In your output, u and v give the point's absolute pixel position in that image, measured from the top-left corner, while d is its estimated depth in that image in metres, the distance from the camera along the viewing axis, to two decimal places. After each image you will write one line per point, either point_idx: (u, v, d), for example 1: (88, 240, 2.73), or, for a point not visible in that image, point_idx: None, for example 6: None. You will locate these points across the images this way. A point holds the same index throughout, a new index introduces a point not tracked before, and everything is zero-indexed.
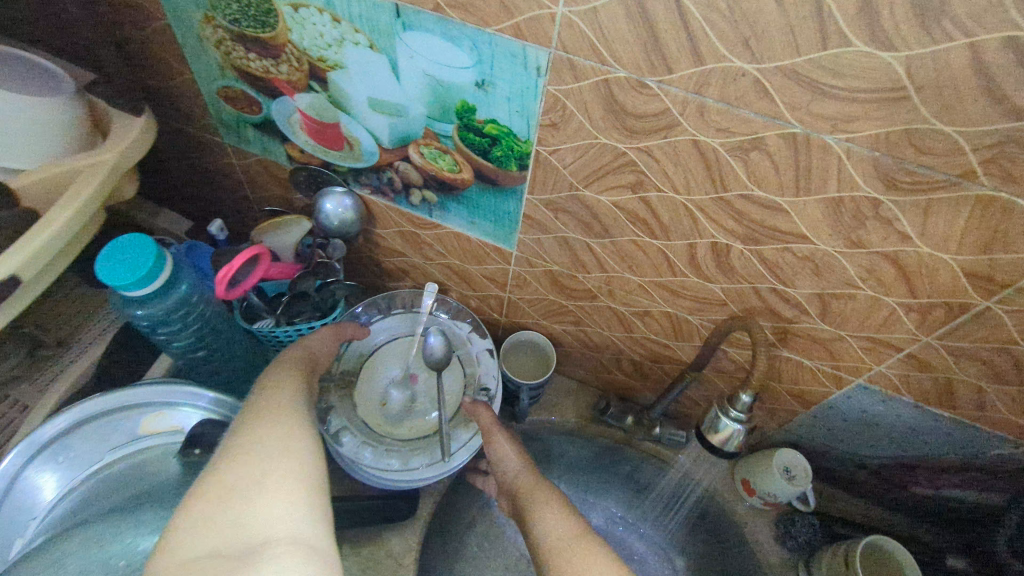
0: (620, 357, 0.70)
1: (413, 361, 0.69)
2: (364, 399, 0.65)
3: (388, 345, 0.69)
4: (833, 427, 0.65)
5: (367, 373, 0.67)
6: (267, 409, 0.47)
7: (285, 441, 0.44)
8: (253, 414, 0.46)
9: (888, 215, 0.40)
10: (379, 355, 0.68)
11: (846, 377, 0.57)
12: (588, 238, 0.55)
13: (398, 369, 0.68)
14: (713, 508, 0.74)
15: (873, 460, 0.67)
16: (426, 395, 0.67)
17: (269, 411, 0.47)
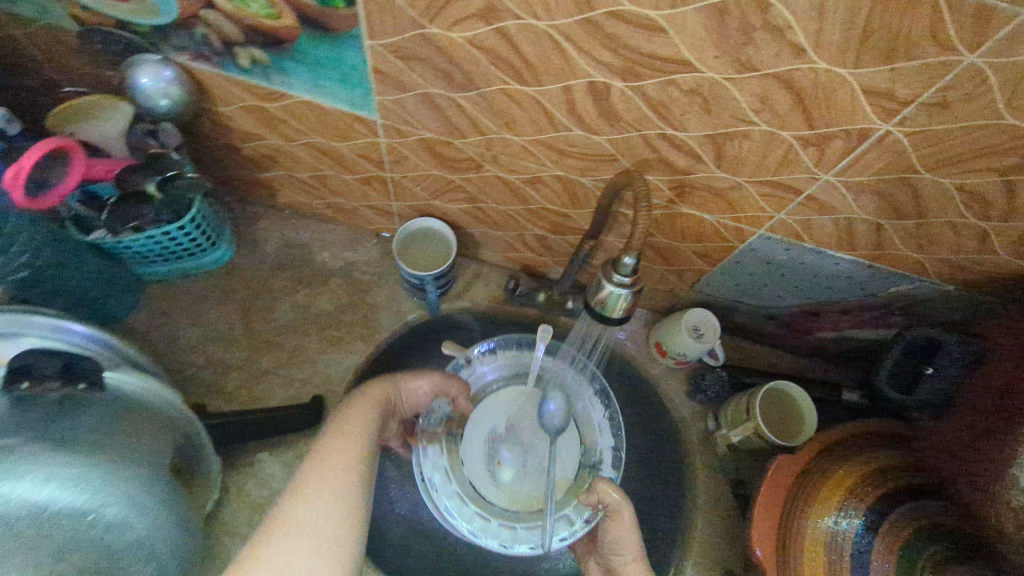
0: (523, 233, 0.65)
1: (522, 413, 0.65)
2: (474, 467, 0.62)
3: (489, 398, 0.65)
4: (742, 283, 0.63)
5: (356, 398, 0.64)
6: (334, 455, 0.46)
7: (344, 488, 0.44)
8: (323, 463, 0.45)
9: (775, 24, 0.33)
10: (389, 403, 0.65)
11: (748, 229, 0.53)
12: (451, 93, 0.46)
13: (502, 420, 0.64)
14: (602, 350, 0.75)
15: (781, 311, 0.66)
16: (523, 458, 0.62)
17: (320, 464, 0.45)
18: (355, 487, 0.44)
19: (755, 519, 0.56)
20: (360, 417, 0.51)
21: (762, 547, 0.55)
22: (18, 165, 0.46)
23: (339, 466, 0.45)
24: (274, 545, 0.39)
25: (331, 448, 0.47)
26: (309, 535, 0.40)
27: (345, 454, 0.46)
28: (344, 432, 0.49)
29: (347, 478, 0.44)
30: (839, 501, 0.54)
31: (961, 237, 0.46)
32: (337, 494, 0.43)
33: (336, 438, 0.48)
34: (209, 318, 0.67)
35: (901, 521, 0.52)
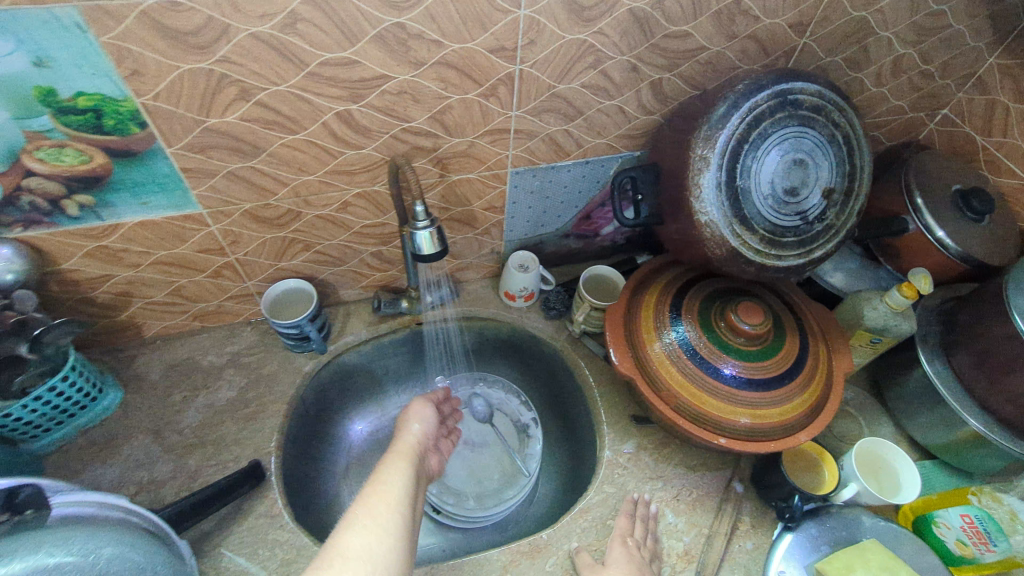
0: (362, 256, 0.80)
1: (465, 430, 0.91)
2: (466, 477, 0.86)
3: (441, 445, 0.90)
4: (531, 218, 0.84)
5: (331, 472, 0.86)
6: (390, 473, 0.63)
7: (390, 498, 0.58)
8: (379, 482, 0.61)
9: (414, 32, 0.55)
10: (362, 465, 0.89)
11: (502, 172, 0.74)
12: (247, 162, 0.62)
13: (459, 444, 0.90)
14: (461, 329, 0.93)
15: (569, 226, 0.88)
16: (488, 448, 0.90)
17: (387, 460, 0.67)
18: (404, 489, 0.60)
19: (609, 344, 0.75)
20: (392, 461, 0.66)
21: (621, 361, 0.73)
22: None
23: (394, 476, 0.63)
24: (372, 514, 0.56)
25: (384, 469, 0.64)
26: (380, 498, 0.58)
27: (394, 462, 0.66)
28: (392, 454, 0.68)
29: (395, 481, 0.62)
30: (656, 323, 0.74)
31: (611, 117, 0.72)
32: (397, 489, 0.60)
33: (393, 457, 0.67)
34: (122, 455, 0.71)
35: (692, 302, 0.74)
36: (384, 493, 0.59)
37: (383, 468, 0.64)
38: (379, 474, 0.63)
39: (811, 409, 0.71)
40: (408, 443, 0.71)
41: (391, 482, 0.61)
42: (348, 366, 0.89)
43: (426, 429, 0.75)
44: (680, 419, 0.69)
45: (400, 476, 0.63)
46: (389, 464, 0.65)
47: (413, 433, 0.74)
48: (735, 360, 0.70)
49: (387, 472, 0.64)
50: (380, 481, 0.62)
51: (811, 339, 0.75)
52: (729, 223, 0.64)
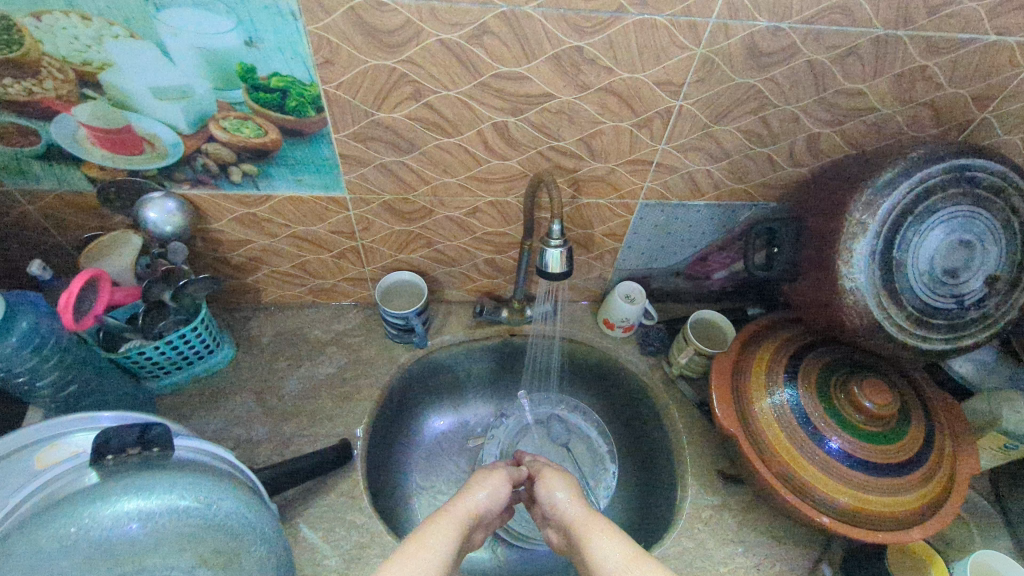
0: (475, 262, 0.82)
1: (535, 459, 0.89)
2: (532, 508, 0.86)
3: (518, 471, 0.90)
4: (646, 250, 0.83)
5: (406, 463, 0.87)
6: (437, 535, 0.57)
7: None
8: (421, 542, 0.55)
9: (590, 57, 0.55)
10: (434, 460, 0.90)
11: (632, 202, 0.74)
12: (400, 157, 0.64)
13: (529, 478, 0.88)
14: (554, 349, 0.92)
15: (682, 265, 0.86)
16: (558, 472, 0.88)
17: (441, 525, 0.58)
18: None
19: (711, 390, 0.74)
20: (443, 529, 0.58)
21: (723, 414, 0.71)
22: (66, 294, 0.57)
23: (441, 539, 0.56)
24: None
25: (432, 535, 0.56)
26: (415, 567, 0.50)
27: (449, 532, 0.58)
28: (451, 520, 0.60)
29: (441, 550, 0.54)
30: (766, 380, 0.71)
31: (758, 164, 0.70)
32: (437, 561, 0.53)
33: (450, 526, 0.59)
34: (226, 410, 0.74)
35: (810, 368, 0.71)
36: (423, 565, 0.51)
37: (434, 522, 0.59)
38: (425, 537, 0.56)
39: (928, 504, 0.65)
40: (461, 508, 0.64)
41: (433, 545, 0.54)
42: (441, 361, 0.90)
43: (490, 499, 0.68)
44: (777, 485, 0.66)
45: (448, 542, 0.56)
46: (437, 523, 0.59)
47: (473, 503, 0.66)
48: (849, 436, 0.66)
49: (435, 537, 0.56)
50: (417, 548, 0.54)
51: (937, 428, 0.69)
52: (876, 293, 0.60)
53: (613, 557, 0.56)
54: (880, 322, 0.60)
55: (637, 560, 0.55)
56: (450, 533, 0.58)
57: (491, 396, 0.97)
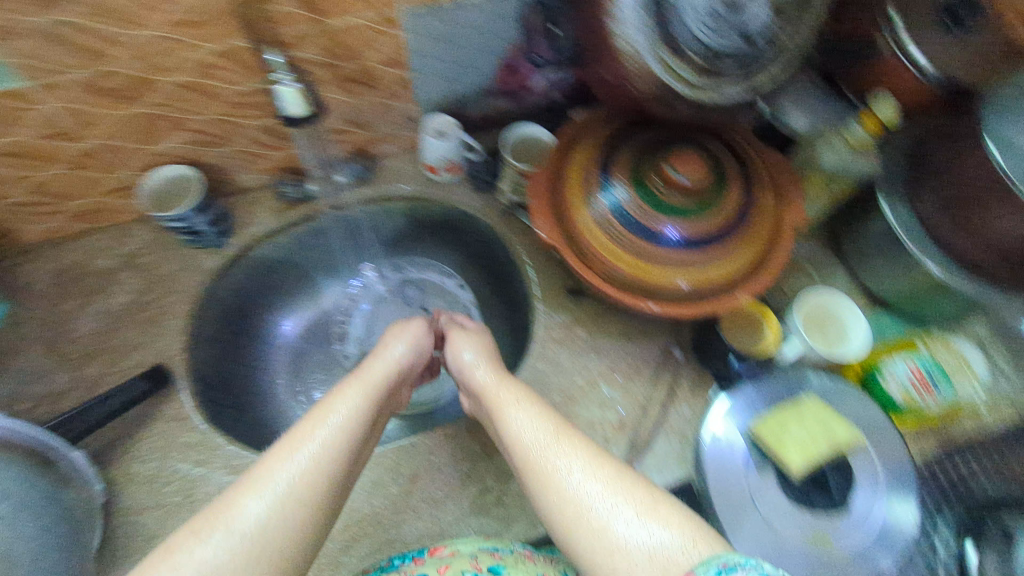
0: (248, 132, 0.70)
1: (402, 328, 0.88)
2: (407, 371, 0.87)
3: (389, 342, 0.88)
4: (441, 71, 0.72)
5: (263, 366, 0.81)
6: (342, 402, 0.53)
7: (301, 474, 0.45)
8: (325, 412, 0.51)
9: None
10: (293, 357, 0.85)
11: (390, 12, 0.61)
12: (50, 13, 0.50)
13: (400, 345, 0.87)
14: (389, 212, 0.84)
15: (491, 80, 0.76)
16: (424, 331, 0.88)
17: (348, 395, 0.54)
18: (332, 459, 0.47)
19: (533, 217, 0.67)
20: (348, 397, 0.54)
21: (552, 238, 0.65)
22: None
23: (344, 409, 0.52)
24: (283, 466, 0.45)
25: (338, 399, 0.53)
26: (309, 453, 0.47)
27: (352, 398, 0.54)
28: (347, 393, 0.54)
29: (336, 423, 0.50)
30: (583, 187, 0.66)
31: None
32: (336, 437, 0.49)
33: (359, 395, 0.54)
34: (13, 372, 0.66)
35: (623, 160, 0.66)
36: (317, 460, 0.47)
37: (342, 391, 0.54)
38: (327, 405, 0.52)
39: (754, 261, 0.65)
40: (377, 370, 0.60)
41: (341, 421, 0.50)
42: (263, 258, 0.79)
43: (407, 356, 0.64)
44: (614, 292, 0.64)
45: (356, 407, 0.53)
46: (343, 390, 0.55)
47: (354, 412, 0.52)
48: (674, 220, 0.63)
49: (337, 406, 0.52)
50: (320, 421, 0.50)
51: (756, 183, 0.67)
52: (654, 50, 0.54)
53: (532, 429, 0.53)
54: (667, 84, 0.54)
55: (563, 434, 0.52)
56: (358, 400, 0.54)
57: (338, 278, 0.90)
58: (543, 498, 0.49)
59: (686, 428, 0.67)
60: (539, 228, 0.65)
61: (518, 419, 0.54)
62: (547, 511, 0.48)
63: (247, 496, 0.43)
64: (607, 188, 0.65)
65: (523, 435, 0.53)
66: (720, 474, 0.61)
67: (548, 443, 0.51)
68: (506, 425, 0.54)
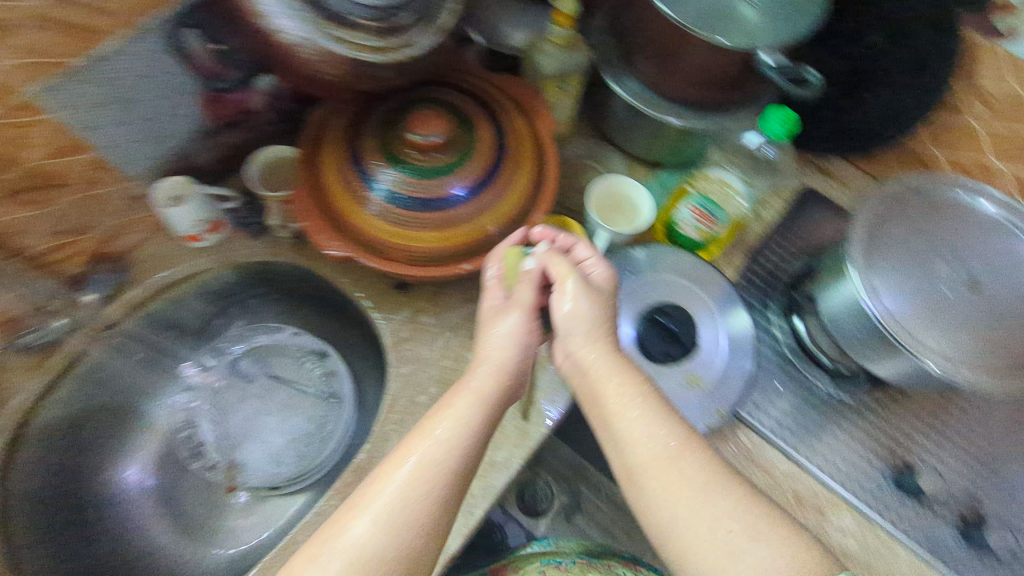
0: None
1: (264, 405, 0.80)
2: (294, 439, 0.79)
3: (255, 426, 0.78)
4: (133, 135, 0.63)
5: (125, 530, 0.70)
6: (392, 464, 0.50)
7: (383, 524, 0.47)
8: (431, 413, 0.54)
9: None
10: (158, 501, 0.73)
11: (16, 101, 0.52)
12: None
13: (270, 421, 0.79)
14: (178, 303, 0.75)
15: (200, 120, 0.69)
16: (286, 393, 0.80)
17: (478, 377, 0.56)
18: (413, 499, 0.48)
19: (315, 242, 0.63)
20: (460, 402, 0.54)
21: (347, 252, 0.62)
22: None
23: (403, 463, 0.50)
24: (384, 501, 0.48)
25: (475, 377, 0.56)
26: (407, 478, 0.49)
27: (476, 394, 0.54)
28: (440, 419, 0.53)
29: (402, 475, 0.49)
30: (346, 186, 0.63)
31: None
32: (404, 489, 0.48)
33: (473, 404, 0.53)
34: None
35: (368, 144, 0.64)
36: (418, 486, 0.48)
37: (462, 383, 0.55)
38: (440, 408, 0.53)
39: (533, 179, 0.68)
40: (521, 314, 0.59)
41: (410, 471, 0.49)
42: (47, 424, 0.67)
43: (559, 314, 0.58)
44: (430, 270, 0.63)
45: (426, 436, 0.51)
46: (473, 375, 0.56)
47: (493, 370, 0.57)
48: (444, 179, 0.63)
49: (410, 455, 0.50)
50: (422, 440, 0.51)
51: (500, 111, 0.69)
52: (320, 32, 0.50)
53: (659, 439, 0.51)
54: (352, 58, 0.51)
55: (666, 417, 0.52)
56: (479, 411, 0.54)
57: (160, 395, 0.78)
58: (659, 527, 0.49)
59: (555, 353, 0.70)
60: (327, 247, 0.62)
61: (643, 445, 0.51)
62: (694, 540, 0.47)
63: (343, 530, 0.47)
64: (370, 177, 0.63)
65: (638, 427, 0.52)
66: None
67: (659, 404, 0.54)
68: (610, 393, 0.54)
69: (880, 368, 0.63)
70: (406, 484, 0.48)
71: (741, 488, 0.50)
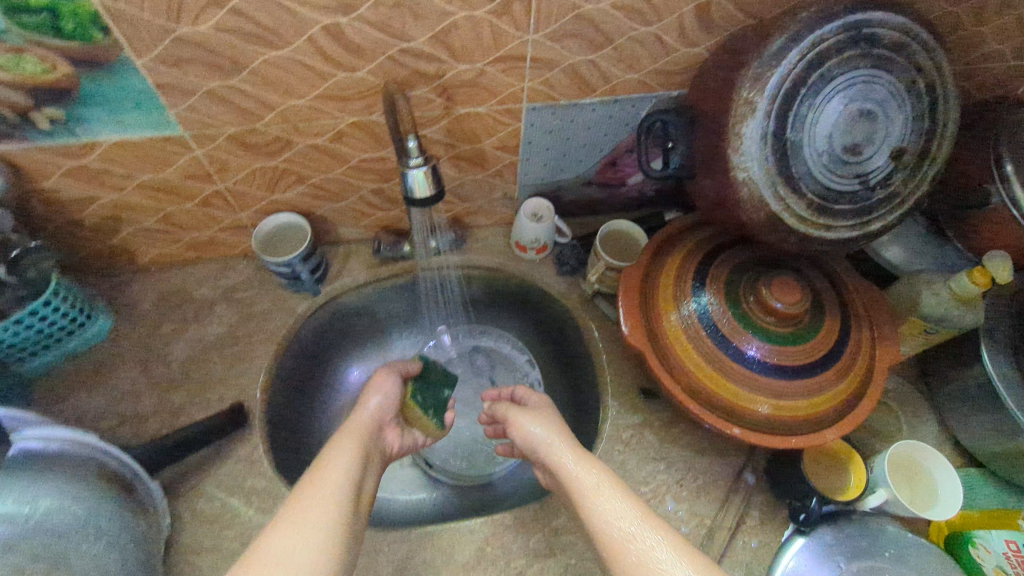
0: (361, 194, 0.75)
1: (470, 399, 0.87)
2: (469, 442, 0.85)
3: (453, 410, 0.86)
4: (549, 162, 0.76)
5: (329, 411, 0.83)
6: (335, 455, 0.54)
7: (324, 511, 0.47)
8: (325, 457, 0.54)
9: None
10: (359, 410, 0.85)
11: (516, 107, 0.67)
12: (227, 81, 0.56)
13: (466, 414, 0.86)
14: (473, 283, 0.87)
15: (592, 173, 0.80)
16: None
17: (357, 421, 0.62)
18: (339, 491, 0.50)
19: (621, 315, 0.68)
20: (343, 447, 0.56)
21: (640, 343, 0.65)
22: None
23: (337, 460, 0.54)
24: (312, 491, 0.49)
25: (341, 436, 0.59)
26: (340, 472, 0.52)
27: (344, 444, 0.57)
28: (339, 444, 0.57)
29: (334, 472, 0.52)
30: (675, 292, 0.67)
31: (648, 47, 0.62)
32: (340, 479, 0.51)
33: (346, 443, 0.57)
34: (108, 384, 0.69)
35: (719, 273, 0.67)
36: (332, 489, 0.50)
37: (329, 449, 0.56)
38: (333, 448, 0.56)
39: (848, 398, 0.63)
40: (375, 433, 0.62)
41: (349, 471, 0.53)
42: (346, 306, 0.83)
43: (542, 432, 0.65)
44: (698, 408, 0.62)
45: (342, 454, 0.55)
46: (335, 444, 0.57)
47: (355, 432, 0.60)
48: (766, 343, 0.63)
49: (336, 457, 0.54)
50: (329, 456, 0.55)
51: (853, 317, 0.66)
52: (771, 183, 0.54)
53: (589, 481, 0.55)
54: (778, 215, 0.56)
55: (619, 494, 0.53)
56: (349, 446, 0.57)
57: (411, 332, 0.91)
58: None
59: (752, 565, 0.63)
60: (625, 324, 0.67)
61: (608, 516, 0.51)
62: None
63: (283, 519, 0.45)
64: (702, 299, 0.65)
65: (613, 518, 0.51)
66: None
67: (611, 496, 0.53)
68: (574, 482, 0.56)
69: None
70: (344, 477, 0.52)
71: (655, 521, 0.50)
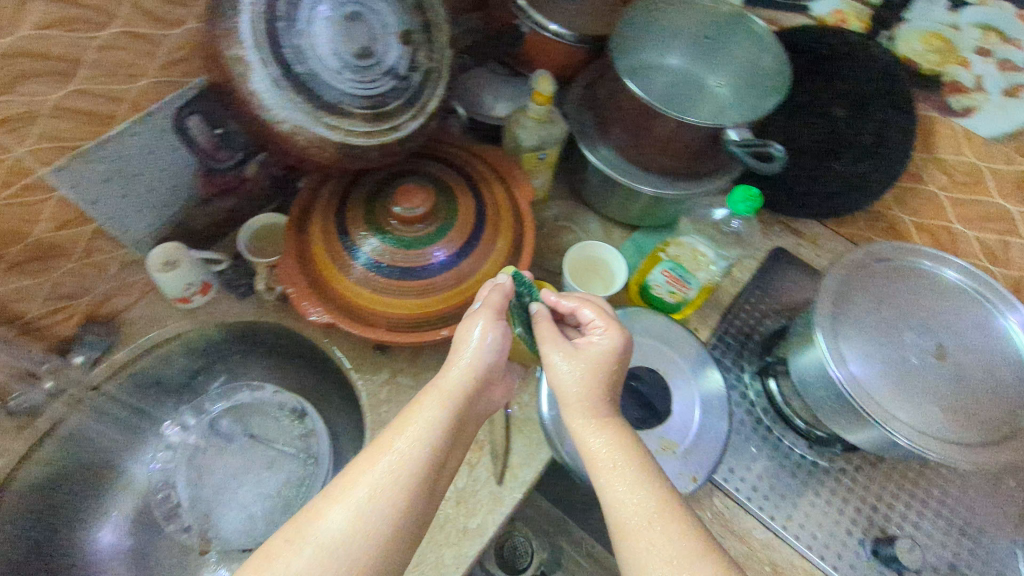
0: None
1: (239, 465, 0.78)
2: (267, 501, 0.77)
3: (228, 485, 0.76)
4: (139, 206, 0.68)
5: None
6: (419, 430, 0.48)
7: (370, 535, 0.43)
8: (415, 431, 0.48)
9: None
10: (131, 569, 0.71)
11: (32, 180, 0.57)
12: None
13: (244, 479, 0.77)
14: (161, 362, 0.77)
15: (199, 192, 0.74)
16: (263, 451, 0.79)
17: (426, 407, 0.50)
18: (414, 487, 0.46)
19: (299, 308, 0.64)
20: (430, 413, 0.50)
21: (329, 318, 0.63)
22: None
23: (428, 432, 0.48)
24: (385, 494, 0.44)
25: (411, 416, 0.49)
26: (419, 457, 0.47)
27: (431, 411, 0.50)
28: (418, 420, 0.49)
29: (426, 445, 0.48)
30: (331, 255, 0.65)
31: (126, 49, 0.57)
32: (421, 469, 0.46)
33: (432, 402, 0.50)
34: None
35: (355, 215, 0.67)
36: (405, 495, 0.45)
37: (429, 402, 0.50)
38: (416, 427, 0.48)
39: (512, 248, 0.70)
40: (465, 383, 0.52)
41: (429, 443, 0.48)
42: (30, 485, 0.67)
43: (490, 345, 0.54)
44: (408, 340, 0.64)
45: (432, 431, 0.48)
46: (423, 409, 0.50)
47: (452, 383, 0.52)
48: (425, 249, 0.66)
49: (413, 440, 0.48)
50: (413, 428, 0.48)
51: (481, 183, 0.73)
52: (316, 119, 0.52)
53: (597, 445, 0.52)
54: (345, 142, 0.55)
55: (626, 455, 0.51)
56: (440, 412, 0.50)
57: (135, 453, 0.78)
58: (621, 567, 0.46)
59: (531, 419, 0.72)
60: (309, 312, 0.63)
61: (593, 442, 0.52)
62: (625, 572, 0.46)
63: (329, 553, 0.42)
64: (355, 247, 0.66)
65: (604, 469, 0.51)
66: (569, 448, 0.66)
67: (616, 437, 0.52)
68: (591, 438, 0.52)
69: (853, 437, 0.62)
70: (423, 464, 0.47)
71: (629, 453, 0.51)
